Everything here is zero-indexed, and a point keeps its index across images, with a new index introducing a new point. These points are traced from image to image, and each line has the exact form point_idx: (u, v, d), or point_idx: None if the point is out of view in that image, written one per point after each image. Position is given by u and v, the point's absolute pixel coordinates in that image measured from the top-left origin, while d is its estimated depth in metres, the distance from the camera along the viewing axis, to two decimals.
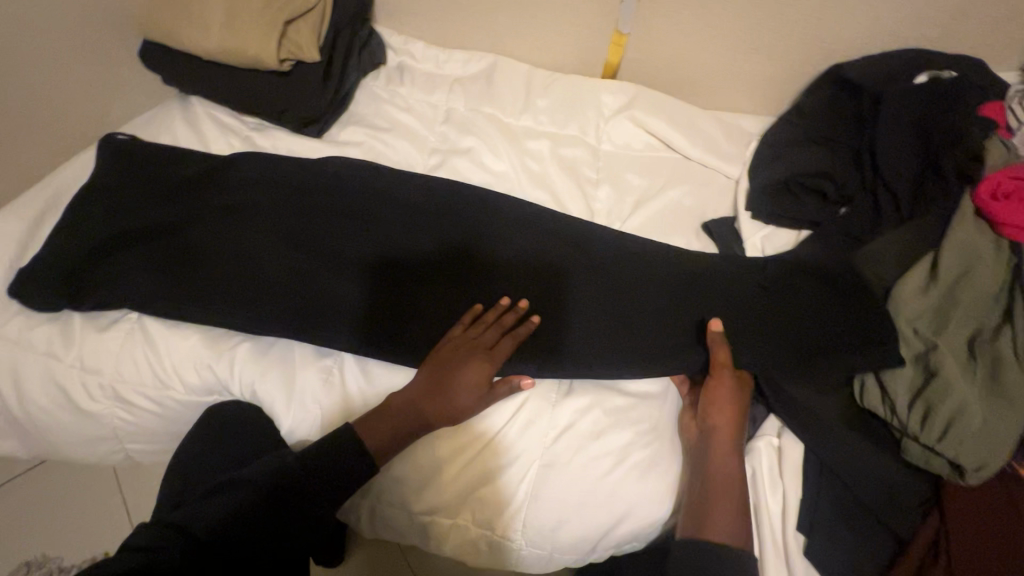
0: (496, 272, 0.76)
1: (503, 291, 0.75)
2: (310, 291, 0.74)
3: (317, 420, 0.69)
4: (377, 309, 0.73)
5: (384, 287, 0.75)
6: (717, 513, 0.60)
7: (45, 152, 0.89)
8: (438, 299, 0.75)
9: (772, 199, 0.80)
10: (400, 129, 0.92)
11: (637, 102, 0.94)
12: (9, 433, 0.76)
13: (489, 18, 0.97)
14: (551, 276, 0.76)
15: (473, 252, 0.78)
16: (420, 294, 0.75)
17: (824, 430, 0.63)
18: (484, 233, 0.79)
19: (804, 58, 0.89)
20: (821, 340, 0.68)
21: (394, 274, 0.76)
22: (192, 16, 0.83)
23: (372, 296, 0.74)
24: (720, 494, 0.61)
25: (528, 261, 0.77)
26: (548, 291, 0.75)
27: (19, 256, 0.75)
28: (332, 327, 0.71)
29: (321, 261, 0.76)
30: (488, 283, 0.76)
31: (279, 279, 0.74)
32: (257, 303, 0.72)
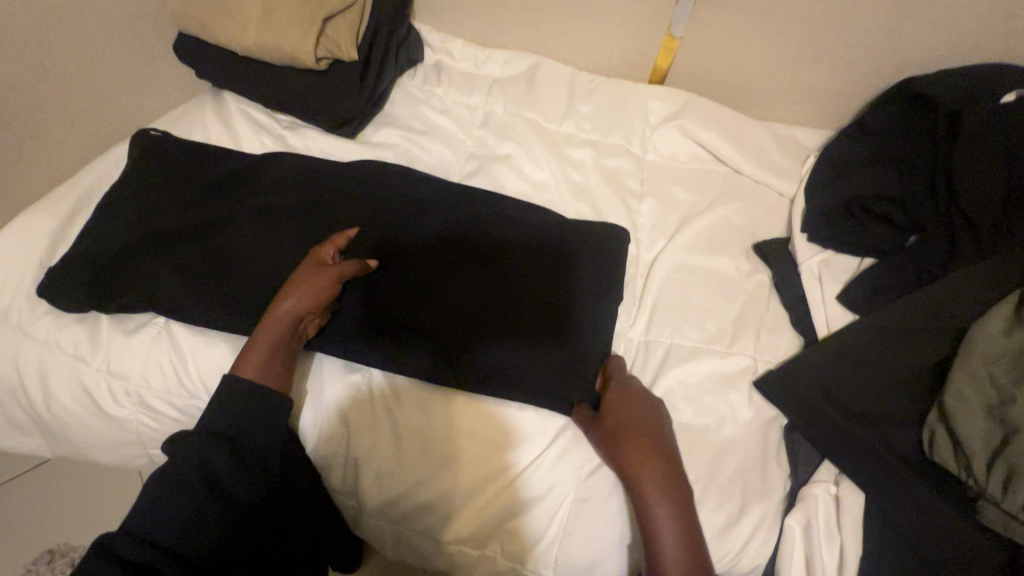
0: (520, 276, 0.72)
1: (524, 298, 0.70)
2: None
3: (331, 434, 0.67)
4: (405, 319, 0.68)
5: (398, 288, 0.70)
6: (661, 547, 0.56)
7: (79, 146, 0.87)
8: (456, 305, 0.69)
9: (833, 223, 0.75)
10: (437, 132, 0.89)
11: (686, 110, 0.89)
12: (35, 432, 0.76)
13: (532, 18, 0.92)
14: (578, 286, 0.72)
15: (490, 256, 0.73)
16: (435, 296, 0.70)
17: (891, 484, 0.59)
18: (505, 235, 0.74)
19: (872, 69, 0.83)
20: (893, 384, 0.62)
21: (410, 272, 0.71)
22: (230, 10, 0.81)
23: (399, 306, 0.69)
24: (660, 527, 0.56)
25: (556, 271, 0.72)
26: (573, 300, 0.71)
27: (50, 253, 0.74)
28: (354, 339, 0.67)
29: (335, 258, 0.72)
30: (507, 287, 0.71)
31: None
32: None
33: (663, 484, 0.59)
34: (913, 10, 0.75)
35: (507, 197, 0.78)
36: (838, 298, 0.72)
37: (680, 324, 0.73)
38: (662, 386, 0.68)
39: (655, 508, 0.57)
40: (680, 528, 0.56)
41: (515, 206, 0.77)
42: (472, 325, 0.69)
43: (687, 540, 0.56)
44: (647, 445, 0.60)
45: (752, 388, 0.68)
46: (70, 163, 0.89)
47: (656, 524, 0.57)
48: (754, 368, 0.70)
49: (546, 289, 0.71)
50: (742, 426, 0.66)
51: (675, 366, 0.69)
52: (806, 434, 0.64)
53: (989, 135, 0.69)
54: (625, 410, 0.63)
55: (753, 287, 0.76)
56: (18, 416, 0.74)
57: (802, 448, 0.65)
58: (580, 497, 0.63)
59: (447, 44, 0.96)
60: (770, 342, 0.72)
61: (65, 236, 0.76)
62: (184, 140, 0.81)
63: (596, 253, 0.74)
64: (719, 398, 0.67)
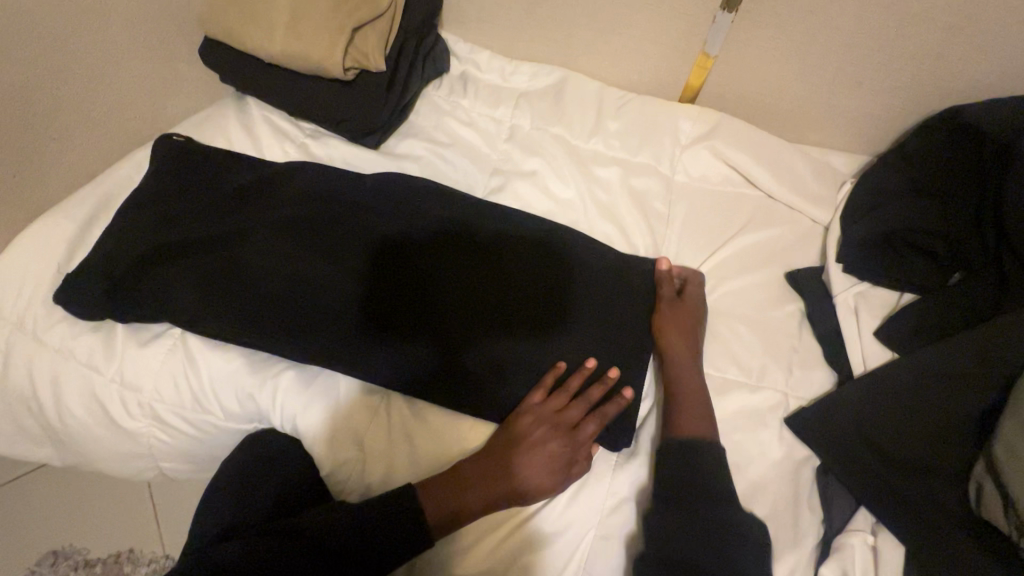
0: (546, 300, 0.69)
1: (537, 315, 0.68)
2: (330, 300, 0.68)
3: (342, 454, 0.65)
4: (428, 341, 0.66)
5: (409, 301, 0.68)
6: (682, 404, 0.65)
7: (99, 149, 0.86)
8: (470, 320, 0.68)
9: (871, 255, 0.73)
10: (462, 145, 0.87)
11: (719, 131, 0.87)
12: (45, 440, 0.74)
13: (562, 30, 0.90)
14: (592, 305, 0.70)
15: (504, 271, 0.71)
16: (447, 310, 0.68)
17: (928, 533, 0.56)
18: (529, 254, 0.72)
19: (916, 95, 0.80)
20: (937, 431, 0.59)
21: (423, 285, 0.69)
22: (258, 16, 0.79)
23: (421, 325, 0.67)
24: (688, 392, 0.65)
25: (572, 290, 0.70)
26: (588, 321, 0.69)
27: (67, 259, 0.73)
28: (366, 355, 0.66)
29: (345, 267, 0.70)
30: (520, 303, 0.69)
31: (328, 302, 0.68)
32: (301, 330, 0.67)
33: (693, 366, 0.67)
34: (961, 37, 0.73)
35: (523, 213, 0.76)
36: (875, 333, 0.70)
37: (709, 355, 0.71)
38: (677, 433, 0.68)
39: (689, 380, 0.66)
40: (700, 393, 0.65)
41: (534, 222, 0.75)
42: (486, 342, 0.67)
43: (705, 413, 0.64)
44: (690, 335, 0.69)
45: (783, 425, 0.66)
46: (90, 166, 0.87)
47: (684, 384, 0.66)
48: (785, 403, 0.67)
49: (562, 309, 0.69)
50: (773, 466, 0.63)
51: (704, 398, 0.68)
52: (840, 478, 0.62)
53: None
54: (682, 314, 0.70)
55: (785, 317, 0.73)
56: (29, 424, 0.73)
57: (837, 494, 0.63)
58: (603, 534, 0.61)
59: (474, 54, 0.94)
60: (803, 376, 0.70)
61: (84, 242, 0.74)
62: (204, 146, 0.80)
63: (624, 279, 0.72)
64: (748, 433, 0.65)
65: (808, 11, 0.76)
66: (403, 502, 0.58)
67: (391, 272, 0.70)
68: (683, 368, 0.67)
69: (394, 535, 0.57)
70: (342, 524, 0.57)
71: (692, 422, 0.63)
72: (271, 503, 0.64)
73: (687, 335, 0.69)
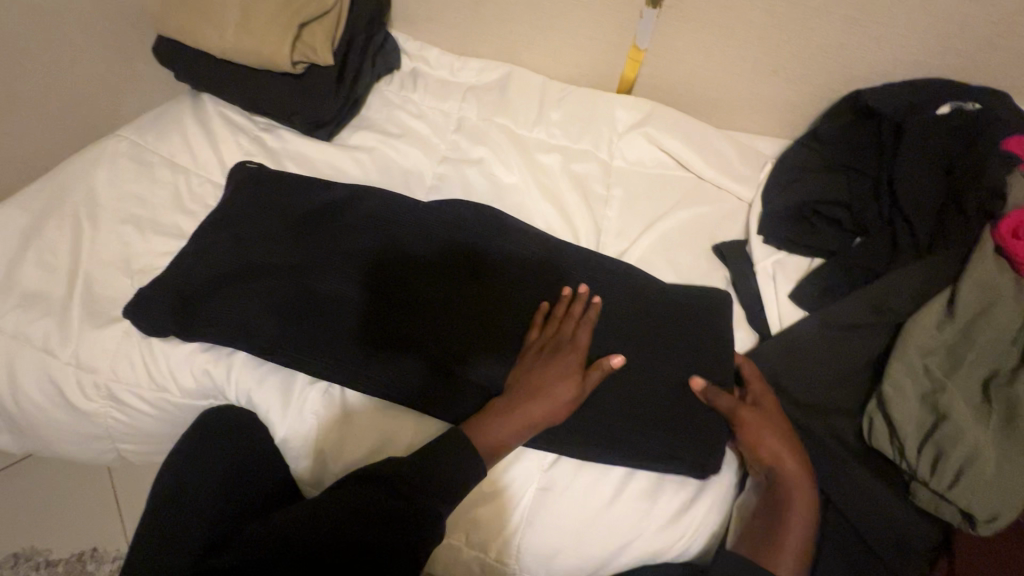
0: (519, 294, 0.72)
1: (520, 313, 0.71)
2: (324, 309, 0.70)
3: (314, 437, 0.68)
4: (420, 340, 0.69)
5: (399, 310, 0.70)
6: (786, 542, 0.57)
7: (52, 145, 0.88)
8: (455, 321, 0.70)
9: (787, 226, 0.80)
10: (412, 136, 0.91)
11: (652, 119, 0.93)
12: (2, 427, 0.76)
13: (505, 27, 0.96)
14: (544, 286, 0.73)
15: (478, 270, 0.74)
16: (435, 315, 0.70)
17: (830, 466, 0.62)
18: (504, 253, 0.75)
19: (823, 82, 0.88)
20: (836, 374, 0.66)
21: (410, 292, 0.72)
22: (209, 14, 0.83)
23: (410, 325, 0.70)
24: (792, 521, 0.58)
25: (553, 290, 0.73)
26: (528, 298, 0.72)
27: (20, 249, 0.75)
28: (365, 359, 0.67)
29: (333, 276, 0.72)
30: (504, 301, 0.72)
31: (324, 308, 0.70)
32: (304, 334, 0.68)
33: (792, 487, 0.60)
34: (856, 28, 0.81)
35: (479, 203, 0.80)
36: (790, 296, 0.76)
37: None
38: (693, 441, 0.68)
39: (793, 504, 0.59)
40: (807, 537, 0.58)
41: (495, 216, 0.78)
42: (481, 345, 0.69)
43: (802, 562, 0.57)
44: (793, 451, 0.61)
45: None
46: (45, 163, 0.89)
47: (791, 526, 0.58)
48: None
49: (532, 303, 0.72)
50: None
51: None
52: None
53: (927, 144, 0.75)
54: (767, 426, 0.62)
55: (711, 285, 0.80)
56: None
57: None
58: (540, 485, 0.65)
59: (423, 52, 0.99)
60: None
61: (40, 232, 0.76)
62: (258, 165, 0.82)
63: (578, 260, 0.76)
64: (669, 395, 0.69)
65: (721, 6, 0.83)
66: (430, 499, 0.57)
67: (377, 279, 0.73)
68: (791, 507, 0.58)
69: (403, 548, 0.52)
70: (350, 512, 0.53)
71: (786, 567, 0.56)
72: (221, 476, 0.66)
73: (773, 449, 0.61)
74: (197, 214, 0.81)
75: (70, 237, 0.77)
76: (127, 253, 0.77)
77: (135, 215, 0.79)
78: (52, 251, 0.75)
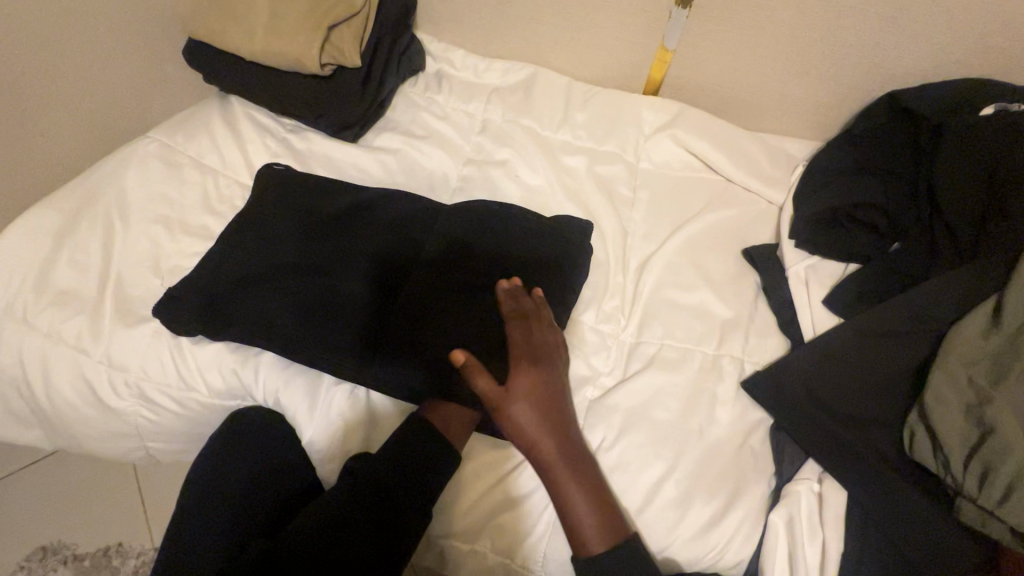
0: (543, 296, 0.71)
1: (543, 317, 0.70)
2: (347, 310, 0.69)
3: (341, 440, 0.67)
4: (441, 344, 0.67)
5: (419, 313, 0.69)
6: (573, 517, 0.60)
7: (84, 147, 0.90)
8: (479, 327, 0.68)
9: (820, 230, 0.78)
10: (437, 138, 0.91)
11: (679, 120, 0.92)
12: (35, 423, 0.77)
13: (531, 28, 0.95)
14: (568, 290, 0.73)
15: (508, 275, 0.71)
16: (458, 320, 0.68)
17: (871, 480, 0.61)
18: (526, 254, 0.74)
19: (858, 83, 0.86)
20: (873, 384, 0.64)
21: (437, 297, 0.69)
22: (239, 16, 0.84)
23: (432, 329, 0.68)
24: (569, 497, 0.60)
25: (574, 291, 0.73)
26: (556, 302, 0.72)
27: (53, 248, 0.76)
28: (381, 361, 0.67)
29: (358, 278, 0.71)
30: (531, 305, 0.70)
31: (345, 310, 0.69)
32: (327, 337, 0.68)
33: (575, 466, 0.61)
34: (895, 27, 0.79)
35: (509, 204, 0.79)
36: (824, 301, 0.74)
37: (668, 327, 0.75)
38: (732, 447, 0.66)
39: (564, 482, 0.60)
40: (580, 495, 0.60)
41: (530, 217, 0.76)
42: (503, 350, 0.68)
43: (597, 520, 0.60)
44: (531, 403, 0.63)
45: (739, 389, 0.70)
46: (75, 164, 0.90)
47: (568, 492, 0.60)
48: (742, 367, 0.72)
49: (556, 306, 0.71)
50: (725, 429, 0.67)
51: (667, 366, 0.71)
52: (791, 435, 0.65)
53: (970, 147, 0.72)
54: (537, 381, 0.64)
55: (741, 291, 0.78)
56: (19, 407, 0.75)
57: (789, 449, 0.67)
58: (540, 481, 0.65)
59: (448, 53, 0.99)
60: (758, 344, 0.74)
61: (72, 231, 0.77)
62: (287, 167, 0.82)
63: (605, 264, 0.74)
64: (699, 403, 0.68)
65: (754, 5, 0.82)
66: (409, 506, 0.63)
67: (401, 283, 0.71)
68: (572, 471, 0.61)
69: (387, 550, 0.61)
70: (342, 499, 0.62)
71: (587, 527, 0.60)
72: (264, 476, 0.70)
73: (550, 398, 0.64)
74: (224, 215, 0.82)
75: (102, 236, 0.78)
76: (156, 253, 0.78)
77: (164, 215, 0.80)
78: (83, 251, 0.76)
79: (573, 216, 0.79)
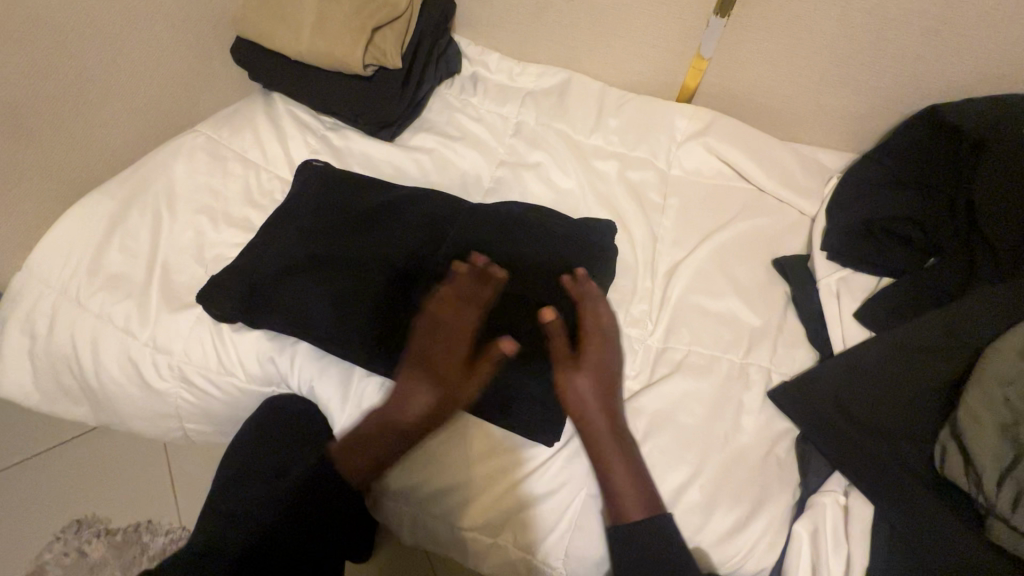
0: (573, 299, 0.72)
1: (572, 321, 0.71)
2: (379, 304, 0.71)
3: None
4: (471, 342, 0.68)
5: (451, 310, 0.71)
6: (615, 490, 0.62)
7: (135, 139, 0.94)
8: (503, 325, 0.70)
9: (853, 244, 0.77)
10: (471, 139, 0.93)
11: (712, 128, 0.92)
12: (82, 400, 0.81)
13: (567, 33, 0.96)
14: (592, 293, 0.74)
15: (538, 275, 0.73)
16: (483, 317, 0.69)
17: (900, 497, 0.60)
18: (559, 256, 0.75)
19: (895, 95, 0.85)
20: (903, 400, 0.63)
21: None
22: (287, 18, 0.87)
23: None
24: (614, 472, 0.62)
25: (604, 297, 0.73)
26: (584, 305, 0.72)
27: (105, 235, 0.80)
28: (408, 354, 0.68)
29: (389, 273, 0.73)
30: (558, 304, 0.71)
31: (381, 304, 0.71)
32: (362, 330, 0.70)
33: (620, 444, 0.64)
34: (938, 39, 0.78)
35: (539, 207, 0.81)
36: (855, 314, 0.74)
37: (696, 334, 0.75)
38: (757, 456, 0.66)
39: (610, 455, 0.63)
40: (626, 470, 0.62)
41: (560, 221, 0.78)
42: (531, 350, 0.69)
43: (640, 495, 0.61)
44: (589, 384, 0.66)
45: (766, 399, 0.70)
46: (126, 155, 0.94)
47: (612, 466, 0.63)
48: (769, 377, 0.72)
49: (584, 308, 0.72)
50: (751, 438, 0.67)
51: (694, 373, 0.71)
52: (818, 445, 0.66)
53: (1013, 163, 0.71)
54: (594, 365, 0.67)
55: (770, 300, 0.78)
56: (69, 384, 0.79)
57: (814, 460, 0.67)
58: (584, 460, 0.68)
59: (484, 56, 1.01)
60: (786, 355, 0.74)
61: (122, 219, 0.81)
62: (329, 164, 0.85)
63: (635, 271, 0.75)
64: (725, 411, 0.69)
65: (793, 16, 0.82)
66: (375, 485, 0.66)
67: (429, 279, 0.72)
68: (617, 445, 0.64)
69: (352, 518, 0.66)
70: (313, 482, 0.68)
71: (628, 503, 0.61)
72: (295, 454, 0.73)
73: (606, 381, 0.67)
74: (265, 207, 0.85)
75: (150, 224, 0.81)
76: (200, 242, 0.81)
77: (209, 206, 0.83)
78: (134, 238, 0.80)
79: (605, 221, 0.80)
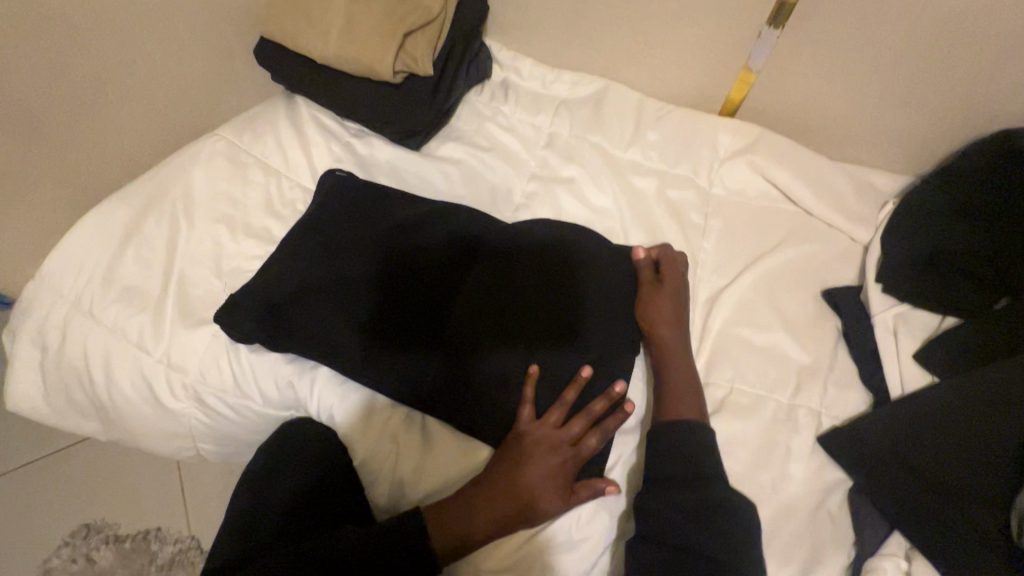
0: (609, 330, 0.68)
1: (607, 355, 0.67)
2: (405, 329, 0.68)
3: (394, 468, 0.66)
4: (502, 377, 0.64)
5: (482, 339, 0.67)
6: (670, 393, 0.65)
7: (153, 141, 0.91)
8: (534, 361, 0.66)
9: (912, 279, 0.72)
10: (501, 150, 0.89)
11: (759, 145, 0.86)
12: (92, 415, 0.78)
13: (606, 39, 0.91)
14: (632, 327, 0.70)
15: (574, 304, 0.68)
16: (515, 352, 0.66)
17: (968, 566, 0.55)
18: (595, 283, 0.70)
19: (960, 117, 0.79)
20: (974, 460, 0.58)
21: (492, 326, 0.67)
22: (314, 20, 0.83)
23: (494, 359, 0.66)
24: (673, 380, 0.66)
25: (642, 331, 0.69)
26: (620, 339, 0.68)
27: (121, 244, 0.77)
28: (437, 387, 0.65)
29: (415, 295, 0.69)
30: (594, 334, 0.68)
31: (407, 330, 0.68)
32: (387, 358, 0.66)
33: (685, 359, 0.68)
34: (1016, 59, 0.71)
35: (576, 226, 0.76)
36: (916, 356, 0.69)
37: (741, 370, 0.70)
38: (805, 508, 0.62)
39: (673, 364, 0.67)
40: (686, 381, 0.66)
41: (598, 246, 0.74)
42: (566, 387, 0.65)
43: (695, 401, 0.65)
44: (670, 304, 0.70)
45: (816, 445, 0.65)
46: (144, 158, 0.91)
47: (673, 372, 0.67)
48: (819, 420, 0.67)
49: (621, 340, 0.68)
50: (799, 487, 0.64)
51: (739, 414, 0.67)
52: (874, 501, 0.61)
53: None
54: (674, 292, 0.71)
55: (820, 335, 0.73)
56: (79, 398, 0.76)
57: (869, 515, 0.62)
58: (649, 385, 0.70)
59: (517, 62, 0.96)
60: (837, 397, 0.69)
61: (139, 227, 0.78)
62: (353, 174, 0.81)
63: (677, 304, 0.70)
64: (772, 458, 0.65)
65: (855, 29, 0.76)
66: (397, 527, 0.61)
67: (459, 306, 0.68)
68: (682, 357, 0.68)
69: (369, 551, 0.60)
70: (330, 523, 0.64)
71: (683, 410, 0.64)
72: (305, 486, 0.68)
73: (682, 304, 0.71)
74: (287, 218, 0.81)
75: (167, 233, 0.78)
76: (218, 254, 0.77)
77: (229, 215, 0.80)
78: (150, 247, 0.77)
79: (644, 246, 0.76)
